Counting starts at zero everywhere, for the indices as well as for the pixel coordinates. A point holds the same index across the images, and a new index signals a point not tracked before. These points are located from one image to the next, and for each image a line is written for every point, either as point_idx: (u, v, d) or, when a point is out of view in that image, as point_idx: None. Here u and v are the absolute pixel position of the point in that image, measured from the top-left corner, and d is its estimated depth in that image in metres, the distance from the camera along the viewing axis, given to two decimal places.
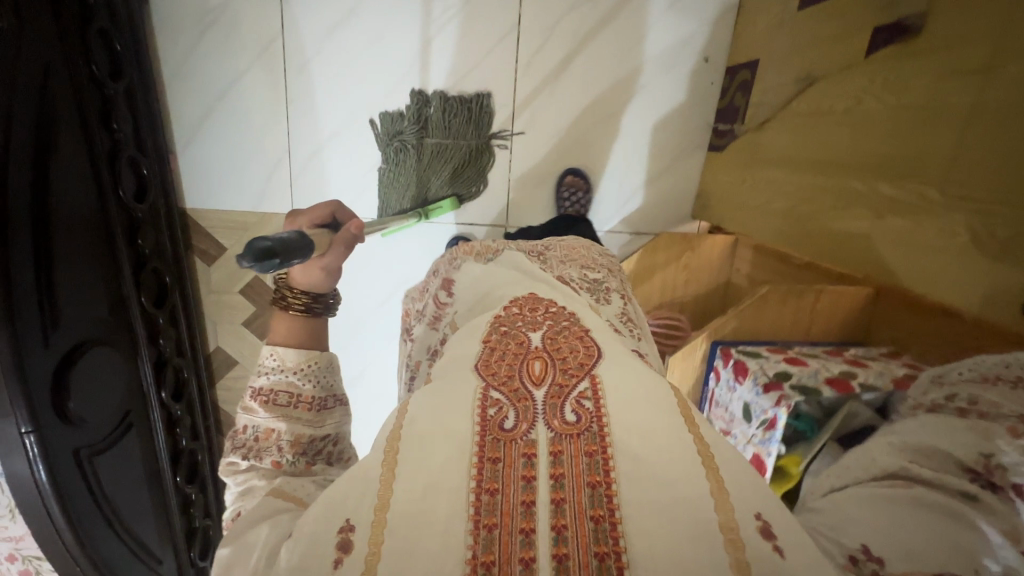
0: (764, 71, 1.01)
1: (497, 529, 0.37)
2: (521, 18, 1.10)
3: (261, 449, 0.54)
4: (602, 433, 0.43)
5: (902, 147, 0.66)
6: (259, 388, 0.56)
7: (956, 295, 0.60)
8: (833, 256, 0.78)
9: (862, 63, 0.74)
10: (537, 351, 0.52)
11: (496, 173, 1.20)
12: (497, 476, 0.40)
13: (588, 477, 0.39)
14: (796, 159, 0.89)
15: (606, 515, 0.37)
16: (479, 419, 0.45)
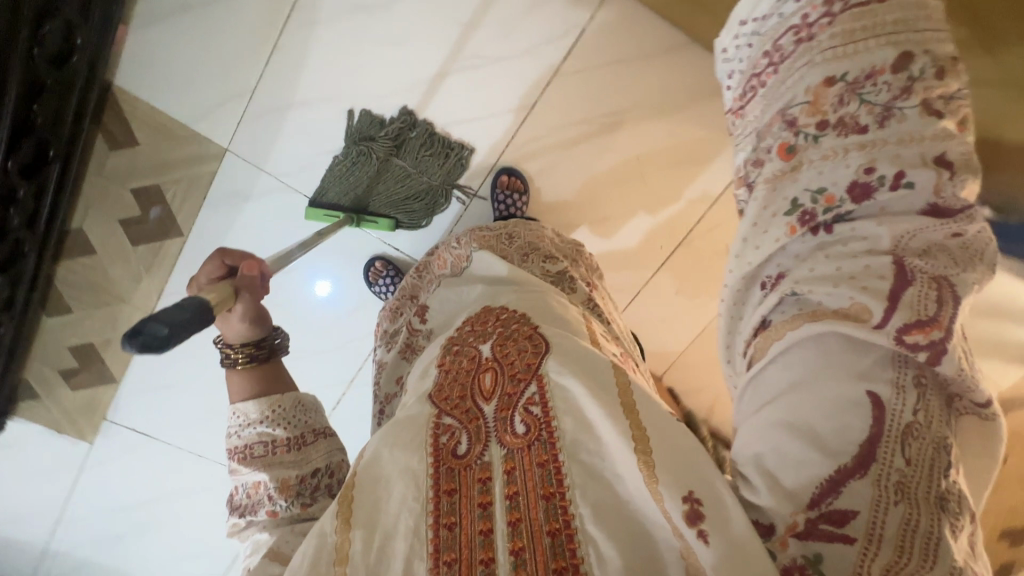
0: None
1: (456, 564, 0.48)
2: (537, 100, 1.11)
3: (254, 504, 0.59)
4: (552, 439, 0.53)
5: None
6: (236, 446, 0.62)
7: None
8: None
9: None
10: (489, 364, 0.62)
11: (442, 219, 1.20)
12: (453, 508, 0.51)
13: (542, 490, 0.50)
14: None
15: (562, 529, 0.48)
16: (433, 450, 0.54)
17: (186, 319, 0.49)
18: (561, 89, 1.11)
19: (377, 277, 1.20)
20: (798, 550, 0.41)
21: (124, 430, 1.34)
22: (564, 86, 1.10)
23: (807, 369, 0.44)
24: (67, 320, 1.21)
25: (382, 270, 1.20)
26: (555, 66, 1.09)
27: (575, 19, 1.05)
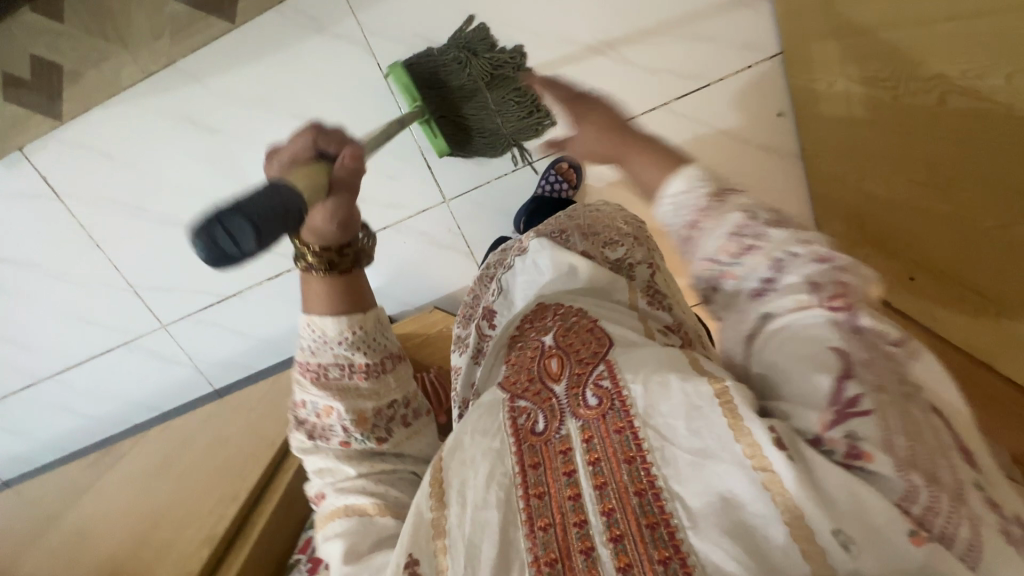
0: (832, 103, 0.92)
1: (551, 528, 0.52)
2: (632, 118, 1.12)
3: (326, 428, 0.67)
4: (624, 407, 0.55)
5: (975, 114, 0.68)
6: (310, 365, 0.69)
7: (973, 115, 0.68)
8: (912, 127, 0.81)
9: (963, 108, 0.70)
10: (552, 350, 0.66)
11: (488, 166, 1.17)
12: (539, 480, 0.55)
13: (623, 454, 0.53)
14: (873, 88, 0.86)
15: (648, 487, 0.50)
16: (511, 429, 0.60)
17: (269, 225, 0.49)
18: (659, 120, 1.12)
19: None
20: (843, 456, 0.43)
21: (35, 175, 1.16)
22: (663, 120, 1.12)
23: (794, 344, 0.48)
24: (44, 27, 1.02)
25: None
26: (664, 100, 1.11)
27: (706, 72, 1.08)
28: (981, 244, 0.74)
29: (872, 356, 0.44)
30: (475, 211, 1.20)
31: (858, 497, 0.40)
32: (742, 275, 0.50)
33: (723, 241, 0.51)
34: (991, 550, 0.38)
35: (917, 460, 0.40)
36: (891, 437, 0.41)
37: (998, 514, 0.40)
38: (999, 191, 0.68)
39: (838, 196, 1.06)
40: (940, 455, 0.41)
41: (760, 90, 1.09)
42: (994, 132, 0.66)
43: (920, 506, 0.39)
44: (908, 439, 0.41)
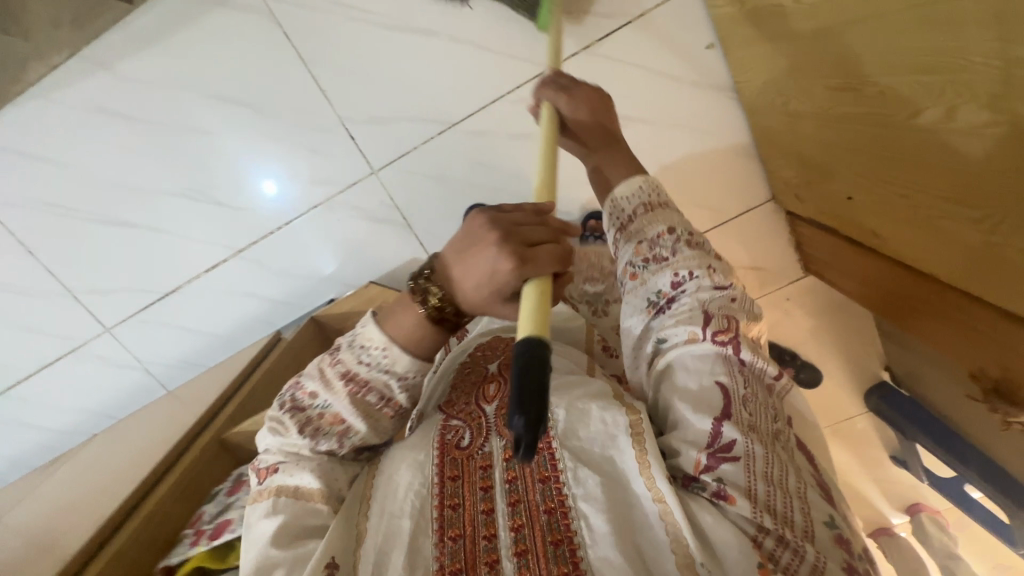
0: (799, 88, 0.85)
1: (460, 538, 0.59)
2: (558, 66, 1.08)
3: (322, 432, 0.67)
4: (545, 433, 0.64)
5: (942, 89, 0.57)
6: (354, 376, 0.66)
7: (924, 67, 0.58)
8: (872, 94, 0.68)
9: (930, 83, 0.58)
10: (494, 377, 0.74)
11: (416, 131, 1.13)
12: (456, 493, 0.63)
13: (540, 474, 0.61)
14: (825, 49, 0.74)
15: (555, 506, 0.59)
16: (440, 444, 0.67)
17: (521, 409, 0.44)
18: (585, 65, 1.08)
19: None
20: (712, 480, 0.57)
21: None
22: (590, 64, 1.08)
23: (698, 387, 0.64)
24: None
25: None
26: (586, 44, 1.06)
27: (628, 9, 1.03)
28: (903, 141, 0.66)
29: (748, 391, 0.63)
30: (409, 178, 1.17)
31: (722, 534, 0.53)
32: (646, 278, 0.73)
33: (643, 247, 0.74)
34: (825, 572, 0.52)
35: (772, 506, 0.55)
36: (755, 483, 0.56)
37: (842, 548, 0.56)
38: (914, 74, 0.59)
39: (772, 125, 1.01)
40: (796, 497, 0.57)
41: (685, 22, 1.04)
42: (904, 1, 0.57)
43: (771, 541, 0.53)
44: (767, 484, 0.56)
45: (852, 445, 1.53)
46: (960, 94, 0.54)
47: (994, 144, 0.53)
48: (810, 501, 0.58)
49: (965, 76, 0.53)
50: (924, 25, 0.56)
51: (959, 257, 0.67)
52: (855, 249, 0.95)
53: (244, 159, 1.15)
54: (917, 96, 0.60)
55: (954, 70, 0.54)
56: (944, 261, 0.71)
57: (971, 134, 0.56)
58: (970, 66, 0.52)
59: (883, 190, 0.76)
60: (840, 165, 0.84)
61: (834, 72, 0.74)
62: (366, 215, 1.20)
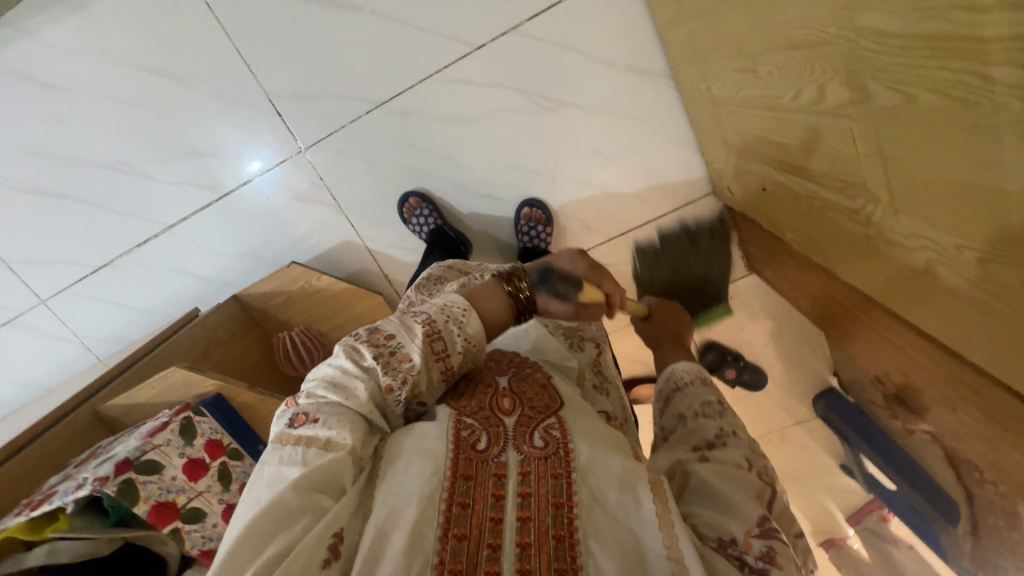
0: (710, 69, 0.82)
1: (465, 540, 0.46)
2: (484, 45, 1.05)
3: (390, 367, 0.53)
4: (567, 457, 0.52)
5: (807, 62, 0.53)
6: (434, 322, 0.55)
7: (792, 36, 0.54)
8: (759, 74, 0.65)
9: (797, 56, 0.54)
10: (505, 392, 0.60)
11: (341, 108, 1.10)
12: (467, 492, 0.49)
13: (553, 499, 0.49)
14: (720, 26, 0.70)
15: (566, 536, 0.46)
16: (453, 439, 0.53)
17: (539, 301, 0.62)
18: (510, 45, 1.05)
19: (412, 212, 1.16)
20: (756, 559, 0.45)
21: None
22: (516, 44, 1.04)
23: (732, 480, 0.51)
24: None
25: (416, 206, 1.16)
26: (515, 24, 1.03)
27: None
28: (791, 127, 0.62)
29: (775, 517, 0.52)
30: (337, 156, 1.14)
31: None
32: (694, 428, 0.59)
33: (694, 403, 0.62)
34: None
35: None
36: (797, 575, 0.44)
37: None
38: (790, 51, 0.55)
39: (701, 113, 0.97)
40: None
41: (615, 4, 1.01)
42: None
43: None
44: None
45: (802, 452, 1.48)
46: (824, 70, 0.51)
47: (855, 125, 0.49)
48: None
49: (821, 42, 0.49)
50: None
51: (851, 253, 0.63)
52: (775, 245, 0.91)
53: (168, 131, 1.13)
54: (791, 69, 0.57)
55: (811, 37, 0.50)
56: (840, 257, 0.67)
57: (835, 107, 0.52)
58: (822, 30, 0.48)
59: (785, 181, 0.72)
60: (753, 154, 0.80)
61: (731, 50, 0.70)
62: (296, 194, 1.18)
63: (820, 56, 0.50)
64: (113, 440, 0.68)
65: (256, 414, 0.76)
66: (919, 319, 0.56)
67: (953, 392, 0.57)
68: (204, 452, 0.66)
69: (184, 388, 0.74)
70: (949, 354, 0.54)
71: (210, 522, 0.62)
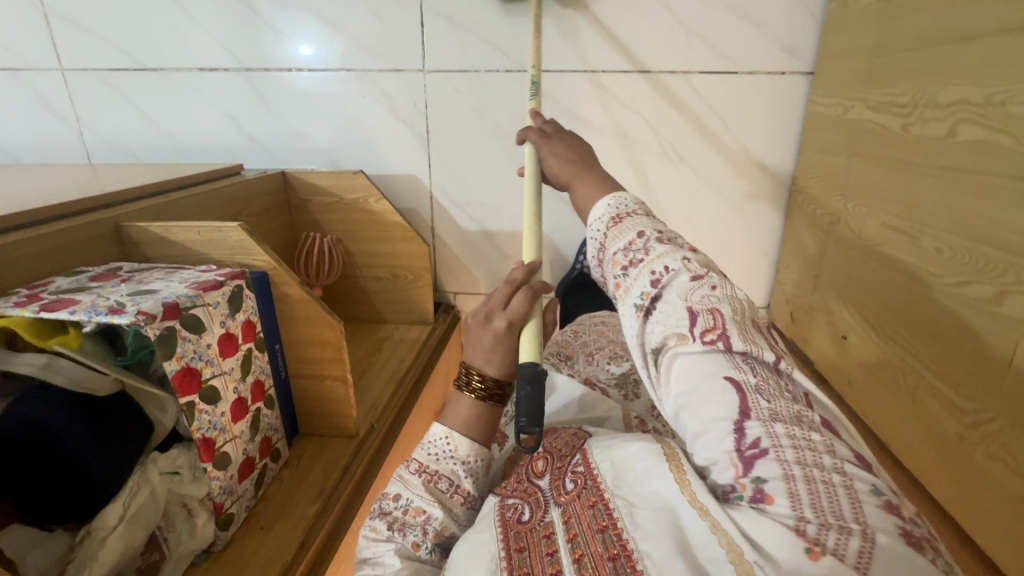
0: (852, 208, 0.83)
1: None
2: (645, 69, 1.03)
3: (404, 522, 0.53)
4: (597, 485, 0.49)
5: (1002, 261, 0.55)
6: (420, 466, 0.56)
7: (996, 232, 0.56)
8: (924, 245, 0.66)
9: (990, 253, 0.56)
10: (541, 456, 0.59)
11: (482, 50, 1.04)
12: (524, 560, 0.47)
13: (596, 525, 0.46)
14: (899, 181, 0.72)
15: (620, 551, 0.43)
16: (500, 522, 0.52)
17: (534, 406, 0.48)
18: (668, 84, 1.04)
19: None
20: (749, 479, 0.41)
21: None
22: (673, 86, 1.04)
23: (691, 383, 0.47)
24: None
25: None
26: (685, 69, 1.02)
27: (733, 57, 1.01)
28: (932, 307, 0.64)
29: (764, 390, 0.45)
30: (451, 94, 1.08)
31: (766, 533, 0.37)
32: (627, 286, 0.55)
33: (615, 256, 0.58)
34: (885, 556, 0.35)
35: (820, 499, 0.38)
36: (790, 468, 0.40)
37: (894, 517, 0.38)
38: (982, 241, 0.57)
39: (807, 239, 0.99)
40: (832, 476, 0.39)
41: (778, 102, 1.03)
42: (1002, 167, 0.55)
43: (816, 527, 0.37)
44: (806, 466, 0.40)
45: None
46: (1018, 279, 0.53)
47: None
48: (848, 474, 0.40)
49: None
50: (1014, 195, 0.54)
51: (923, 442, 0.65)
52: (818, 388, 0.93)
53: None
54: (972, 258, 0.58)
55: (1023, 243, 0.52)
56: (901, 436, 0.69)
57: (1010, 314, 0.53)
58: None
59: (884, 345, 0.74)
60: (854, 304, 0.82)
61: (898, 207, 0.72)
62: (391, 107, 1.10)
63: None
64: (142, 270, 0.59)
65: (290, 312, 0.68)
66: (970, 528, 0.58)
67: None
68: (240, 330, 0.57)
69: (232, 250, 0.66)
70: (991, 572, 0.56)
71: (220, 409, 0.54)
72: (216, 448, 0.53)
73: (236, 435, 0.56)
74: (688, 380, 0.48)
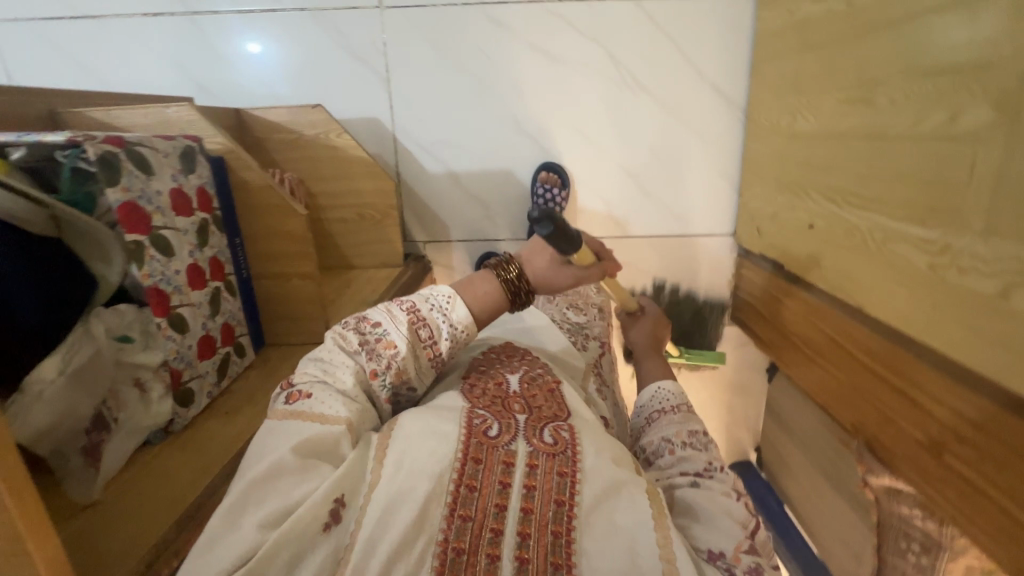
0: (807, 101, 0.86)
1: (470, 522, 0.41)
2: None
3: (375, 349, 0.52)
4: (574, 458, 0.46)
5: (953, 83, 0.57)
6: (414, 310, 0.53)
7: (943, 59, 0.58)
8: (878, 102, 0.69)
9: (940, 82, 0.59)
10: (513, 394, 0.53)
11: None
12: (476, 476, 0.44)
13: (556, 495, 0.43)
14: (849, 54, 0.75)
15: (564, 533, 0.41)
16: (466, 428, 0.47)
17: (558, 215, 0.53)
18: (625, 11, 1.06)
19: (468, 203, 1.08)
20: (744, 565, 0.42)
21: None
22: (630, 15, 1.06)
23: (720, 500, 0.49)
24: None
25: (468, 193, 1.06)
26: None
27: None
28: (890, 158, 0.67)
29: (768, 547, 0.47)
30: (411, 30, 1.07)
31: None
32: (681, 454, 0.56)
33: (680, 431, 0.59)
34: None
35: None
36: None
37: None
38: (931, 75, 0.60)
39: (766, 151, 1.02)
40: None
41: (729, 25, 1.06)
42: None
43: None
44: None
45: None
46: (970, 94, 0.55)
47: (983, 146, 0.54)
48: None
49: (984, 60, 0.53)
50: (955, 19, 0.57)
51: (899, 291, 0.66)
52: (792, 291, 0.94)
53: None
54: (923, 93, 0.61)
55: (969, 54, 0.55)
56: (878, 293, 0.70)
57: (965, 130, 0.56)
58: (988, 50, 0.53)
59: (850, 216, 0.75)
60: (817, 190, 0.84)
61: (850, 79, 0.75)
62: (349, 48, 1.08)
63: (974, 75, 0.55)
64: None
65: (249, 201, 0.64)
66: (953, 353, 0.59)
67: (955, 436, 0.59)
68: (194, 194, 0.53)
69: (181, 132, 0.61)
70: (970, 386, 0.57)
71: (175, 266, 0.50)
72: (170, 306, 0.50)
73: (194, 302, 0.52)
74: (721, 502, 0.49)
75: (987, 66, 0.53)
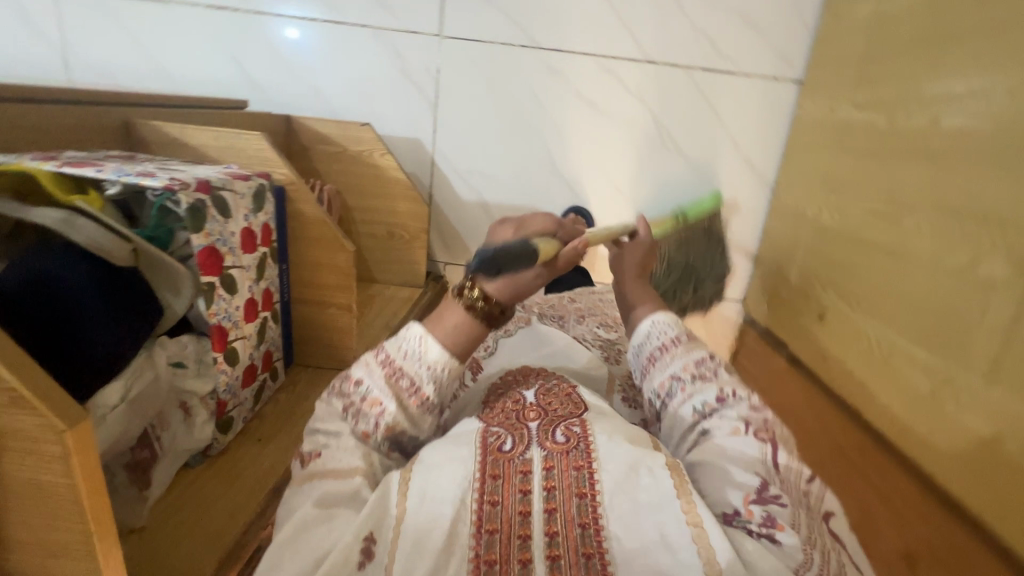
0: (837, 201, 0.90)
1: (497, 534, 0.42)
2: (654, 62, 1.09)
3: (360, 411, 0.50)
4: (589, 450, 0.46)
5: (979, 228, 0.61)
6: (388, 362, 0.52)
7: (971, 205, 0.63)
8: (904, 224, 0.73)
9: (966, 225, 0.63)
10: (528, 406, 0.51)
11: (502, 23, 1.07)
12: (496, 488, 0.44)
13: (576, 489, 0.44)
14: (884, 170, 0.79)
15: (591, 524, 0.42)
16: (479, 445, 0.47)
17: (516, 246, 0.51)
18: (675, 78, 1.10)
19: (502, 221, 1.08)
20: (759, 513, 0.43)
21: None
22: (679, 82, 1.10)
23: (734, 450, 0.48)
24: None
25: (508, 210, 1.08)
26: (689, 65, 1.09)
27: (738, 60, 1.08)
28: (908, 280, 0.71)
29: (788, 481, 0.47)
30: (467, 64, 1.10)
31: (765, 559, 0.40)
32: (691, 391, 0.54)
33: (686, 363, 0.57)
34: None
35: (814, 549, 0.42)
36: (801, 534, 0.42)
37: None
38: (959, 215, 0.64)
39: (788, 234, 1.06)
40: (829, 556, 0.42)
41: (771, 107, 1.10)
42: (978, 148, 0.63)
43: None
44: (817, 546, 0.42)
45: None
46: (995, 244, 0.59)
47: (998, 296, 0.58)
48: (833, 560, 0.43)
49: (1010, 217, 0.58)
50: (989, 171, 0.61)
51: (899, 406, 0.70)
52: (794, 373, 0.98)
53: None
54: (950, 229, 0.65)
55: (996, 208, 0.59)
56: (879, 401, 0.74)
57: (984, 276, 0.60)
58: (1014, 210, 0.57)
59: (862, 321, 0.79)
60: (833, 287, 0.88)
61: (881, 194, 0.79)
62: (403, 69, 1.11)
63: (1000, 228, 0.59)
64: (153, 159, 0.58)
65: (301, 232, 0.67)
66: (941, 476, 0.63)
67: (930, 552, 0.63)
68: (260, 231, 0.56)
69: (249, 160, 0.64)
70: (951, 511, 0.61)
71: (236, 303, 0.53)
72: (228, 340, 0.53)
73: (246, 335, 0.56)
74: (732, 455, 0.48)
75: (1012, 224, 0.57)
